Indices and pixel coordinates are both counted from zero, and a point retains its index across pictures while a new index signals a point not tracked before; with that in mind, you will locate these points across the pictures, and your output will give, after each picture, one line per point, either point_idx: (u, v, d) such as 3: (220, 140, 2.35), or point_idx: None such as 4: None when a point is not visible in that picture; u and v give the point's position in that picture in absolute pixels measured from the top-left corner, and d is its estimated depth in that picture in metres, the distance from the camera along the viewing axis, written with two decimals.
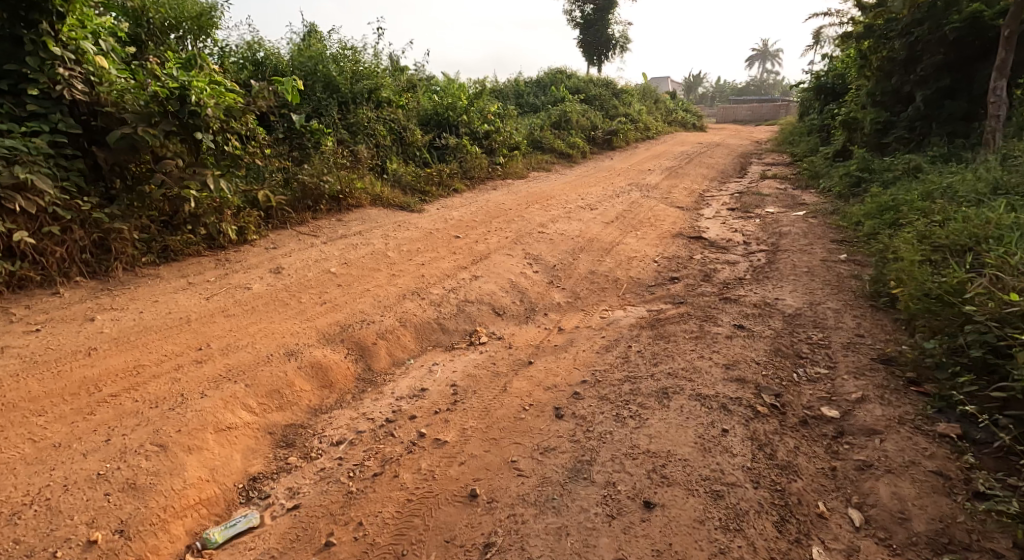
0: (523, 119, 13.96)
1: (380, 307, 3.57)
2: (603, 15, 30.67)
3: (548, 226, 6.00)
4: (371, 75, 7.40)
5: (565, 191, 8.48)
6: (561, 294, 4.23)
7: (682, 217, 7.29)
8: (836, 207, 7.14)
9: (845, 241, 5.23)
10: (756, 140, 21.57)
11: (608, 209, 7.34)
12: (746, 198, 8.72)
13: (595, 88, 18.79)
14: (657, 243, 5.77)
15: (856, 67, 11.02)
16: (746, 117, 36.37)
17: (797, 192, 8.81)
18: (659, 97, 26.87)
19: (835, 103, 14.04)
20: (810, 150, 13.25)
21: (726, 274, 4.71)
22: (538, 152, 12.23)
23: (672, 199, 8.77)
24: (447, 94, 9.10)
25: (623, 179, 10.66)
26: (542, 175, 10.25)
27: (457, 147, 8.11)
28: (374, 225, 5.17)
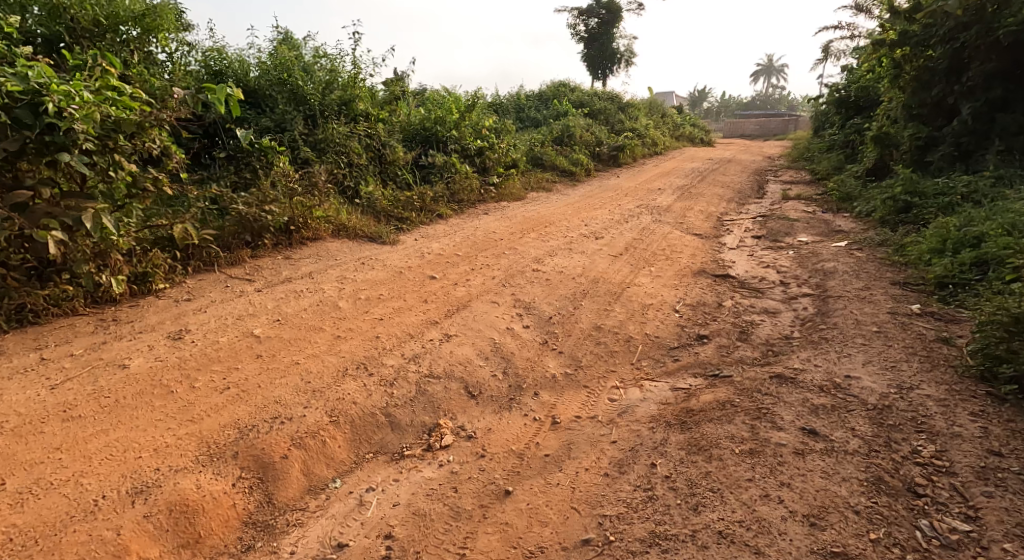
0: (522, 134, 13.08)
1: (304, 394, 2.53)
2: (608, 29, 30.05)
3: (546, 262, 5.09)
4: (347, 85, 6.53)
5: (567, 215, 7.56)
6: (559, 361, 3.28)
7: (701, 248, 6.37)
8: (881, 238, 6.24)
9: (913, 286, 4.47)
10: (768, 156, 20.65)
11: (616, 238, 6.43)
12: (770, 226, 7.78)
13: (599, 101, 17.97)
14: (676, 284, 4.85)
15: (887, 78, 10.21)
16: (755, 132, 35.48)
17: (832, 220, 8.04)
18: (665, 112, 26.11)
19: (858, 117, 13.23)
20: (833, 168, 12.38)
21: (766, 335, 3.74)
22: (538, 170, 11.34)
23: (688, 224, 7.85)
24: (438, 108, 8.26)
25: (631, 201, 9.72)
26: (541, 195, 9.33)
27: (445, 167, 7.23)
28: (331, 263, 4.22)
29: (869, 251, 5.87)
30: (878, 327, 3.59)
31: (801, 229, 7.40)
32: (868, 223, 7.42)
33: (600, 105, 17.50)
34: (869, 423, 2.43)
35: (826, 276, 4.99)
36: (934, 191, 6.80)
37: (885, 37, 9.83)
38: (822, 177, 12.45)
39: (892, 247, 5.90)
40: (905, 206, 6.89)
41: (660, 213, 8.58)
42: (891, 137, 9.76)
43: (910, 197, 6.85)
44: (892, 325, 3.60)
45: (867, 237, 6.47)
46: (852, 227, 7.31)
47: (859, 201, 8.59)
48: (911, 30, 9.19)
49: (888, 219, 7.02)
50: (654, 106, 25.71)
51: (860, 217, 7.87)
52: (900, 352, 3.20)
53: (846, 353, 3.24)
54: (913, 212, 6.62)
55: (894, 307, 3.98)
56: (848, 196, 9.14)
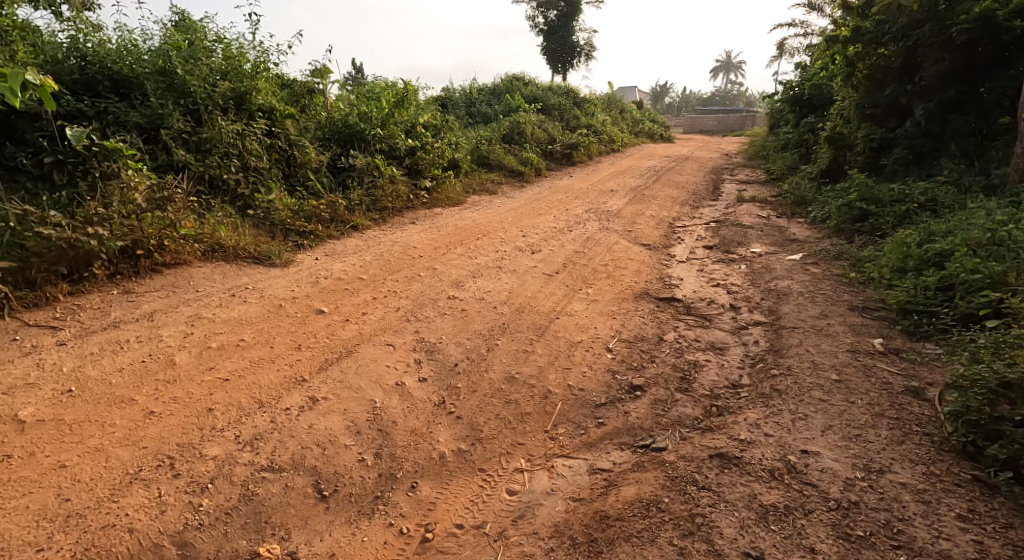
0: (470, 131, 12.34)
1: (49, 521, 1.80)
2: (567, 22, 29.47)
3: (468, 285, 4.41)
4: (247, 75, 5.65)
5: (505, 224, 6.89)
6: (455, 430, 2.61)
7: (647, 262, 5.83)
8: (837, 251, 5.83)
9: (874, 316, 3.99)
10: (726, 153, 20.46)
11: (555, 253, 5.80)
12: (723, 235, 7.30)
13: (554, 96, 17.35)
14: (614, 311, 4.26)
15: (840, 76, 9.94)
16: (713, 127, 35.59)
17: (786, 227, 7.61)
18: (624, 107, 25.72)
19: (812, 115, 13.04)
20: (788, 168, 12.14)
21: (710, 384, 3.16)
22: (483, 171, 10.62)
23: (636, 233, 7.31)
24: (363, 103, 7.45)
25: (579, 205, 9.14)
26: (482, 200, 8.62)
27: (367, 170, 6.44)
28: (191, 296, 3.42)
29: (826, 267, 5.41)
30: (839, 376, 3.04)
31: (752, 239, 6.95)
32: (822, 232, 7.04)
33: (555, 100, 16.89)
34: (832, 539, 1.85)
35: (779, 301, 4.48)
36: (890, 197, 6.44)
37: (838, 33, 9.53)
38: (776, 178, 12.16)
39: (849, 261, 5.47)
40: (861, 214, 6.51)
41: (609, 220, 8.01)
42: (845, 138, 9.50)
43: (867, 205, 6.47)
44: (854, 371, 3.08)
45: (822, 250, 6.04)
46: (807, 237, 6.90)
47: (814, 206, 8.23)
48: (863, 26, 8.92)
49: (843, 228, 6.62)
50: (613, 102, 25.28)
51: (814, 225, 7.50)
52: (866, 412, 2.64)
53: (803, 414, 2.67)
54: (869, 221, 6.24)
55: (854, 344, 3.47)
56: (803, 201, 8.78)
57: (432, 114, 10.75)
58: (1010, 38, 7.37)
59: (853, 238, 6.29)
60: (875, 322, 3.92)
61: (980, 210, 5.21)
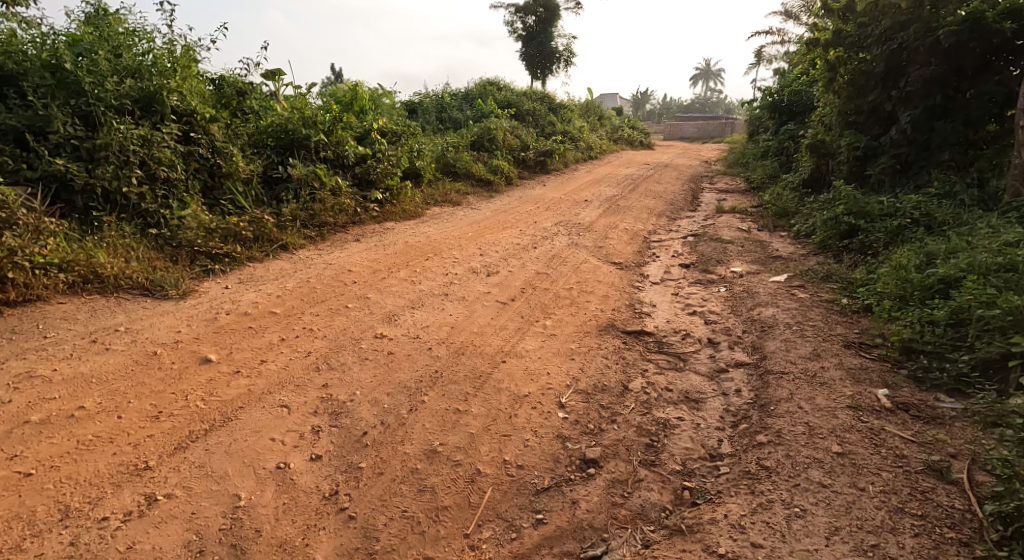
0: (437, 137, 11.73)
1: None
2: (546, 27, 29.01)
3: (403, 319, 3.77)
4: (160, 72, 4.93)
5: (462, 241, 6.26)
6: (342, 540, 1.95)
7: (616, 286, 5.25)
8: (823, 272, 5.31)
9: (872, 357, 3.43)
10: (706, 160, 20.10)
11: (514, 275, 5.20)
12: (700, 251, 6.76)
13: (529, 101, 16.82)
14: (573, 350, 3.65)
15: (821, 82, 9.52)
16: (693, 134, 35.44)
17: (767, 242, 7.10)
18: (604, 114, 25.31)
19: (792, 123, 12.67)
20: (768, 177, 11.73)
21: (681, 455, 2.55)
22: (448, 181, 9.99)
23: (608, 249, 6.74)
24: (307, 107, 6.77)
25: (549, 218, 8.55)
26: (442, 213, 8.00)
27: (306, 181, 5.78)
28: (35, 348, 2.72)
29: (813, 292, 4.88)
30: (842, 448, 2.45)
31: (732, 257, 6.42)
32: (806, 248, 6.55)
33: (530, 105, 16.36)
34: None
35: (763, 336, 3.91)
36: (879, 211, 5.95)
37: (818, 36, 9.11)
38: (756, 188, 11.73)
39: (838, 285, 4.94)
40: (849, 230, 6.01)
41: (579, 235, 7.43)
42: (828, 147, 9.07)
43: (855, 220, 5.98)
44: (859, 440, 2.49)
45: (808, 270, 5.52)
46: (790, 253, 6.39)
47: (796, 219, 7.75)
48: (845, 30, 8.50)
49: (829, 245, 6.12)
50: (592, 108, 24.86)
51: (797, 240, 7.00)
52: (882, 507, 2.04)
53: (801, 510, 2.07)
54: (858, 238, 5.74)
55: (855, 398, 2.89)
56: (785, 214, 8.30)
57: (394, 121, 10.09)
58: (999, 40, 6.94)
59: (841, 257, 5.78)
60: (876, 366, 3.35)
61: (980, 229, 4.72)
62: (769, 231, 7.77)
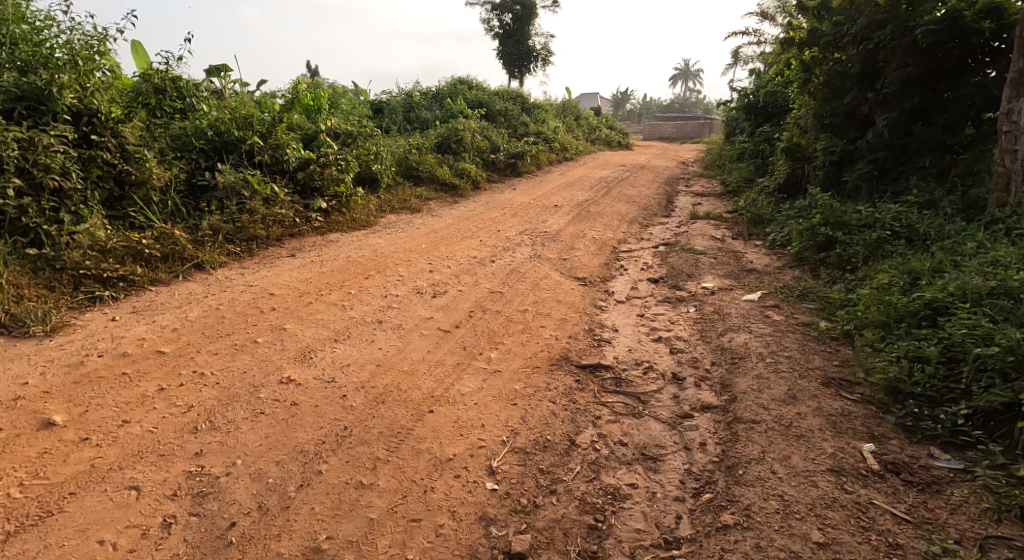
0: (401, 139, 11.19)
1: None
2: (523, 25, 28.55)
3: (320, 356, 3.24)
4: (55, 65, 4.32)
5: (410, 254, 5.75)
6: None
7: (577, 307, 4.80)
8: (799, 290, 4.93)
9: (854, 400, 3.02)
10: (683, 161, 19.83)
11: (464, 296, 4.71)
12: (671, 264, 6.35)
13: (502, 101, 16.33)
14: (517, 392, 3.18)
15: (796, 83, 9.20)
16: (671, 135, 35.33)
17: (741, 252, 6.73)
18: (581, 114, 24.96)
19: (768, 125, 12.40)
20: (743, 181, 11.43)
21: (630, 542, 2.09)
22: (409, 186, 9.46)
23: (573, 262, 6.29)
24: (244, 107, 6.19)
25: (513, 226, 8.09)
26: (396, 221, 7.47)
27: (234, 190, 5.24)
28: None
29: (789, 314, 4.47)
30: (822, 537, 2.02)
31: (704, 270, 6.01)
32: (781, 260, 6.18)
33: (503, 105, 15.88)
34: None
35: (733, 372, 3.48)
36: (859, 221, 5.59)
37: (793, 35, 8.77)
38: (731, 193, 11.41)
39: (816, 305, 4.55)
40: (825, 243, 5.64)
41: (543, 245, 6.97)
42: (803, 152, 8.75)
43: (832, 231, 5.62)
44: (844, 527, 2.06)
45: (783, 286, 5.13)
46: (765, 266, 6.01)
47: (771, 228, 7.39)
48: (820, 29, 8.16)
49: (805, 259, 5.75)
50: (568, 108, 24.47)
51: (771, 251, 6.64)
52: None
53: None
54: (836, 250, 5.36)
55: (837, 459, 2.46)
56: (759, 221, 7.95)
57: (350, 122, 9.52)
58: (978, 41, 6.67)
59: (817, 272, 5.41)
60: (858, 410, 2.93)
61: (967, 246, 4.36)
62: (743, 240, 7.40)
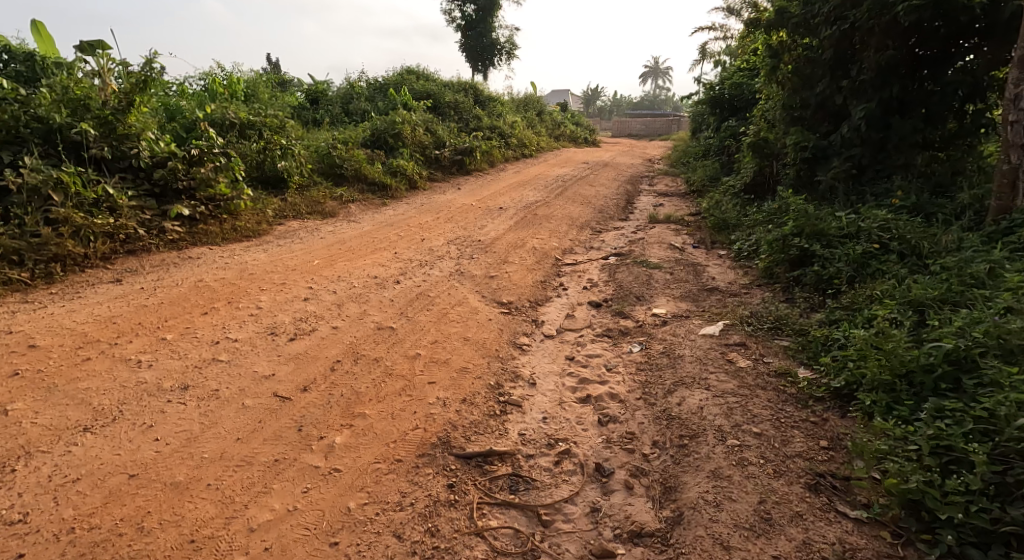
0: (328, 133, 9.93)
1: None
2: (486, 16, 27.29)
3: (31, 466, 2.07)
4: None
5: (289, 276, 4.55)
6: None
7: (488, 347, 3.71)
8: (769, 321, 3.93)
9: (856, 526, 2.00)
10: (650, 159, 18.96)
11: (336, 339, 3.54)
12: (619, 282, 5.29)
13: (454, 93, 15.14)
14: (349, 516, 2.06)
15: (763, 69, 8.25)
16: (640, 131, 34.65)
17: (701, 264, 5.73)
18: (545, 109, 23.92)
19: (734, 119, 11.53)
20: (707, 179, 10.54)
21: None
22: (326, 187, 8.21)
23: (502, 281, 5.19)
24: (80, 89, 4.90)
25: (443, 234, 6.97)
26: (294, 230, 6.25)
27: (39, 195, 3.99)
28: None
29: (757, 357, 3.44)
30: None
31: (657, 290, 4.98)
32: (747, 275, 5.20)
33: (454, 97, 14.68)
34: None
35: (680, 466, 2.42)
36: (839, 231, 4.61)
37: (760, 15, 7.79)
38: (695, 193, 10.48)
39: (791, 344, 3.54)
40: (800, 257, 4.65)
41: (470, 260, 5.85)
42: (771, 148, 7.82)
43: (807, 243, 4.64)
44: None
45: (750, 313, 4.12)
46: (729, 285, 5.00)
47: (736, 235, 6.42)
48: (789, 8, 7.19)
49: (775, 276, 4.77)
50: (531, 102, 23.36)
51: (737, 265, 5.65)
52: None
53: None
54: (813, 267, 4.38)
55: None
56: (723, 227, 6.97)
57: (259, 114, 8.22)
58: (967, 20, 5.77)
59: (791, 294, 4.42)
60: (865, 547, 1.91)
61: (980, 270, 3.40)
62: (705, 250, 6.41)
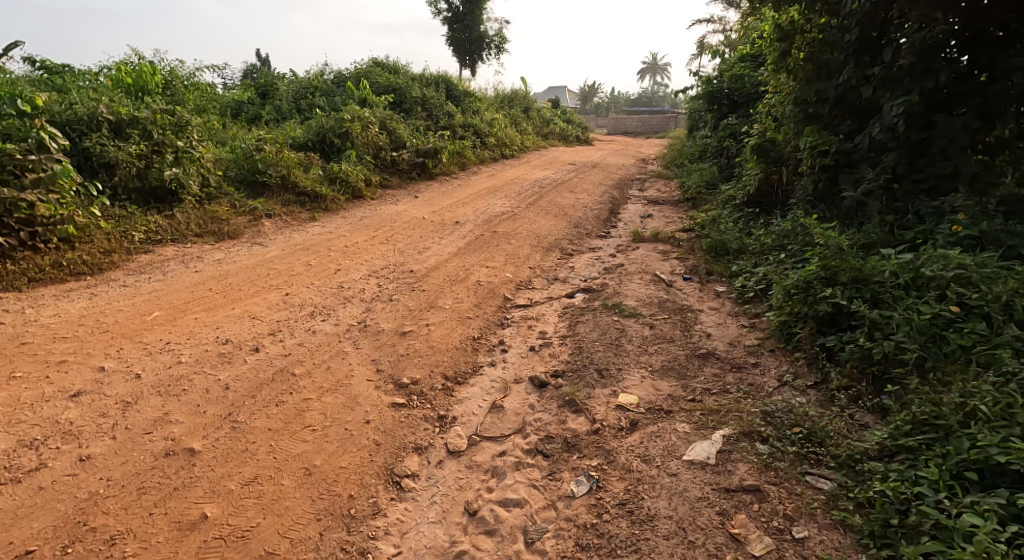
0: (260, 134, 8.50)
1: None
2: (473, 8, 25.78)
3: None
4: None
5: (85, 344, 3.15)
6: None
7: (337, 492, 2.27)
8: (794, 432, 2.49)
9: None
10: (643, 159, 17.52)
11: (63, 490, 2.10)
12: (578, 341, 3.83)
13: (425, 87, 13.71)
14: None
15: (769, 55, 6.77)
16: (636, 128, 33.24)
17: (691, 310, 4.29)
18: (534, 105, 22.48)
19: (735, 116, 10.07)
20: (704, 186, 9.10)
21: None
22: (238, 199, 6.77)
23: (414, 341, 3.74)
24: None
25: (369, 262, 5.55)
26: (159, 262, 4.87)
27: None
28: None
29: (780, 527, 2.00)
30: None
31: (629, 357, 3.51)
32: (754, 332, 3.75)
33: (422, 92, 13.21)
34: None
35: None
36: (891, 278, 3.14)
37: None
38: (690, 202, 9.00)
39: (838, 497, 2.10)
40: (833, 316, 3.18)
41: (386, 304, 4.39)
42: (781, 152, 6.35)
43: (842, 297, 3.18)
44: None
45: (762, 416, 2.66)
46: (730, 349, 3.54)
47: (737, 266, 4.97)
48: None
49: (796, 341, 3.33)
50: (518, 99, 21.85)
51: (741, 312, 4.18)
52: None
53: None
54: (857, 337, 2.91)
55: None
56: (721, 251, 5.52)
57: (157, 111, 6.77)
58: None
59: (824, 377, 2.96)
60: None
61: None
62: (699, 285, 4.95)
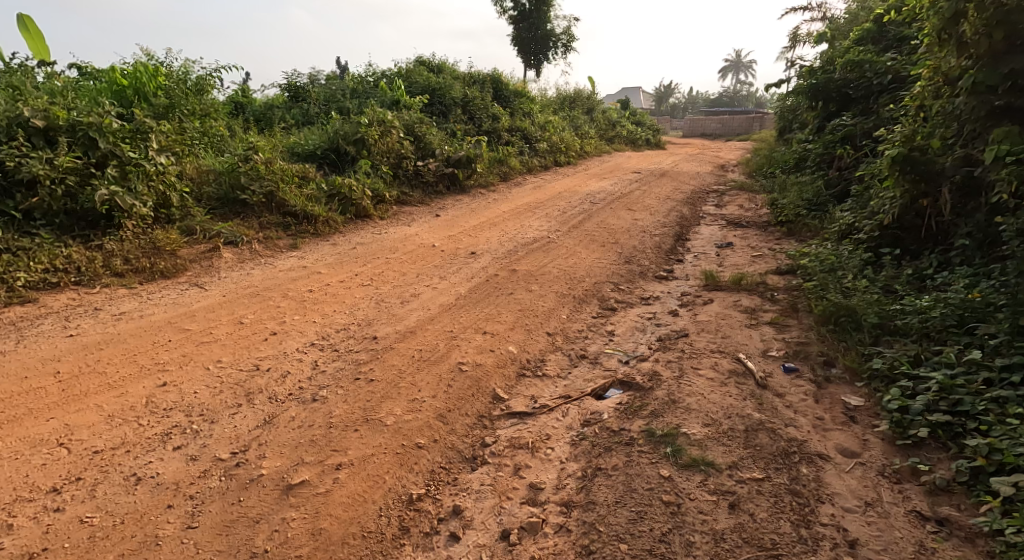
0: (258, 143, 7.32)
1: None
2: (540, 6, 24.19)
3: None
4: None
5: None
6: None
7: None
8: None
9: None
10: (721, 165, 15.19)
11: None
12: (589, 528, 2.11)
13: (472, 88, 12.26)
14: None
15: (922, 24, 4.65)
16: (715, 130, 30.32)
17: (805, 458, 2.43)
18: (600, 107, 20.53)
19: (847, 114, 7.83)
20: (804, 207, 6.98)
21: None
22: (201, 222, 5.52)
23: (296, 513, 2.13)
24: None
25: (323, 321, 4.03)
26: (28, 320, 3.57)
27: None
28: None
29: None
30: None
31: None
32: None
33: (466, 93, 11.74)
34: None
35: None
36: None
37: None
38: (784, 229, 6.90)
39: None
40: None
41: (297, 413, 2.81)
42: (937, 167, 4.27)
43: None
44: None
45: None
46: None
47: (878, 362, 3.04)
48: None
49: None
50: (582, 99, 19.96)
51: (904, 476, 2.29)
52: None
53: None
54: None
55: None
56: (843, 324, 3.57)
57: (117, 117, 5.64)
58: None
59: None
60: None
61: None
62: (813, 392, 3.05)
